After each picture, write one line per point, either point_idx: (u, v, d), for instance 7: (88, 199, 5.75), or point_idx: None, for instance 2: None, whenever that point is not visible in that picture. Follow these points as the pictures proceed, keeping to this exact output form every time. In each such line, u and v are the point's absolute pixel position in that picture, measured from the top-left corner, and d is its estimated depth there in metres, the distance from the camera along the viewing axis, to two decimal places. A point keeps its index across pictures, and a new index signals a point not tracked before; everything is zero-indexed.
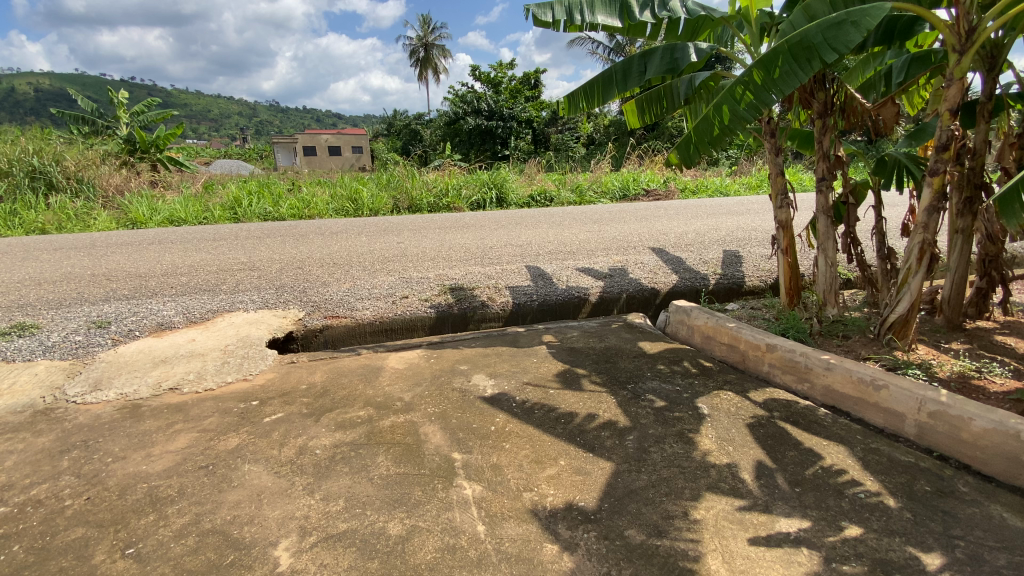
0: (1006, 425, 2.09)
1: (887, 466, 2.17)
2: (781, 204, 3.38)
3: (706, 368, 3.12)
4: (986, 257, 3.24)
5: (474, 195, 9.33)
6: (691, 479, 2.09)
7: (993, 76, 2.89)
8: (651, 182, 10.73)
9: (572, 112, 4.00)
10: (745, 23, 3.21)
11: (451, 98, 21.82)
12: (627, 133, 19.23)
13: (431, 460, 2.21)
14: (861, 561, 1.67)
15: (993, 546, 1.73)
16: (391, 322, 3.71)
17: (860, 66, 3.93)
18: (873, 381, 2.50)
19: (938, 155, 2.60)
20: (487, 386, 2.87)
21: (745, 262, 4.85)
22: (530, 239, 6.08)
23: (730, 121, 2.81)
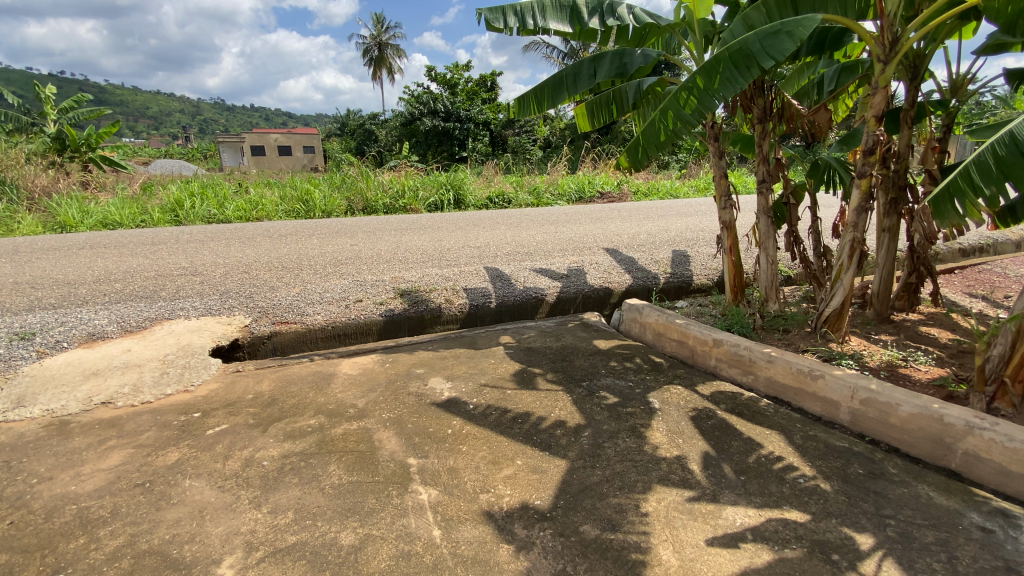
0: (930, 409, 2.25)
1: (824, 452, 2.29)
2: (725, 205, 3.52)
3: (657, 364, 3.22)
4: (912, 252, 3.49)
5: (431, 196, 9.23)
6: (644, 473, 2.14)
7: (915, 84, 3.12)
8: (606, 184, 10.95)
9: (523, 115, 4.01)
10: (690, 30, 3.33)
11: (407, 98, 21.54)
12: (583, 136, 19.55)
13: (385, 467, 2.16)
14: (801, 543, 1.76)
15: (921, 523, 1.86)
16: (344, 327, 3.62)
17: (795, 74, 4.15)
18: (811, 371, 2.65)
19: (866, 159, 2.77)
20: (444, 389, 2.84)
21: (694, 261, 5.03)
22: (487, 240, 6.08)
23: (676, 125, 2.89)
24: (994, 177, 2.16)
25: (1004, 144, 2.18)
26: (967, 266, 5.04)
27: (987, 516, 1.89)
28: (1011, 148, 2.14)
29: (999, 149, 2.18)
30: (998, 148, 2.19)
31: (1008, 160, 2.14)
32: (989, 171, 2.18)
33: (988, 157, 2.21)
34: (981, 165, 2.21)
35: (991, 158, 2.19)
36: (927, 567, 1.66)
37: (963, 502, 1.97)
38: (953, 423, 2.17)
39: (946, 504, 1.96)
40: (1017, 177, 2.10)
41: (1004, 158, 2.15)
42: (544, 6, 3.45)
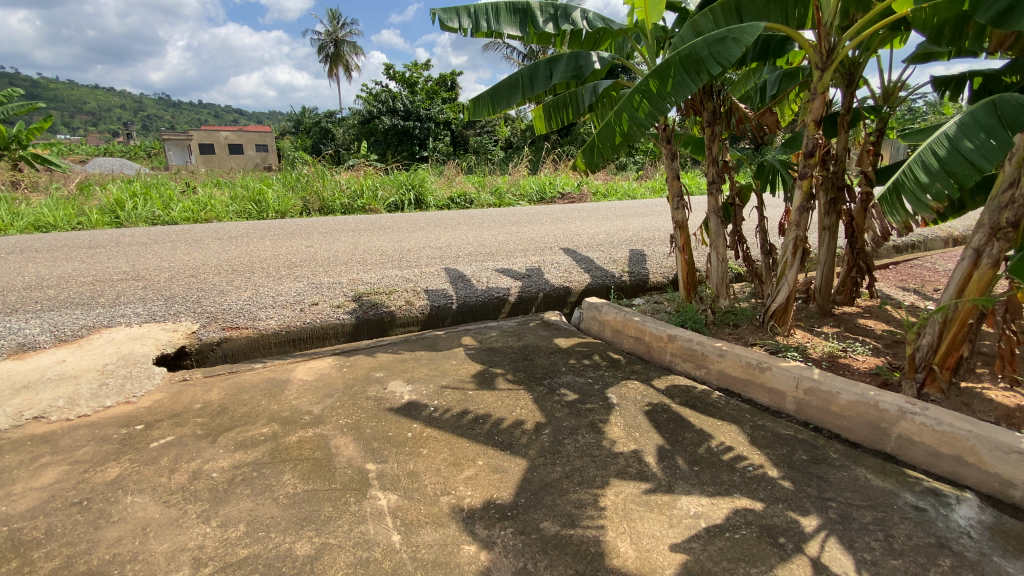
0: (866, 396, 2.39)
1: (771, 440, 2.40)
2: (677, 205, 3.64)
3: (615, 360, 3.28)
4: (851, 249, 3.70)
5: (391, 196, 9.08)
6: (602, 467, 2.18)
7: (851, 91, 3.32)
8: (566, 185, 11.09)
9: (478, 116, 4.01)
10: (642, 34, 3.42)
11: (365, 97, 21.11)
12: (543, 137, 19.72)
13: (343, 474, 2.11)
14: (750, 529, 1.83)
15: (860, 504, 1.97)
16: (299, 331, 3.50)
17: (742, 80, 4.32)
18: (759, 363, 2.77)
19: (806, 161, 2.92)
20: (403, 392, 2.80)
21: (650, 260, 5.16)
22: (448, 241, 6.03)
23: (631, 127, 2.96)
24: (935, 176, 2.26)
25: (942, 145, 2.29)
26: (900, 262, 5.39)
27: (919, 495, 2.02)
28: (947, 148, 2.25)
29: (938, 150, 2.29)
30: (937, 149, 2.30)
31: (946, 160, 2.24)
32: (930, 171, 2.29)
33: (929, 158, 2.32)
34: (923, 166, 2.33)
35: (931, 159, 2.31)
36: (866, 545, 1.77)
37: (898, 483, 2.10)
38: (887, 409, 2.31)
39: (882, 485, 2.08)
40: (957, 175, 2.20)
41: (942, 157, 2.26)
42: (498, 9, 3.45)
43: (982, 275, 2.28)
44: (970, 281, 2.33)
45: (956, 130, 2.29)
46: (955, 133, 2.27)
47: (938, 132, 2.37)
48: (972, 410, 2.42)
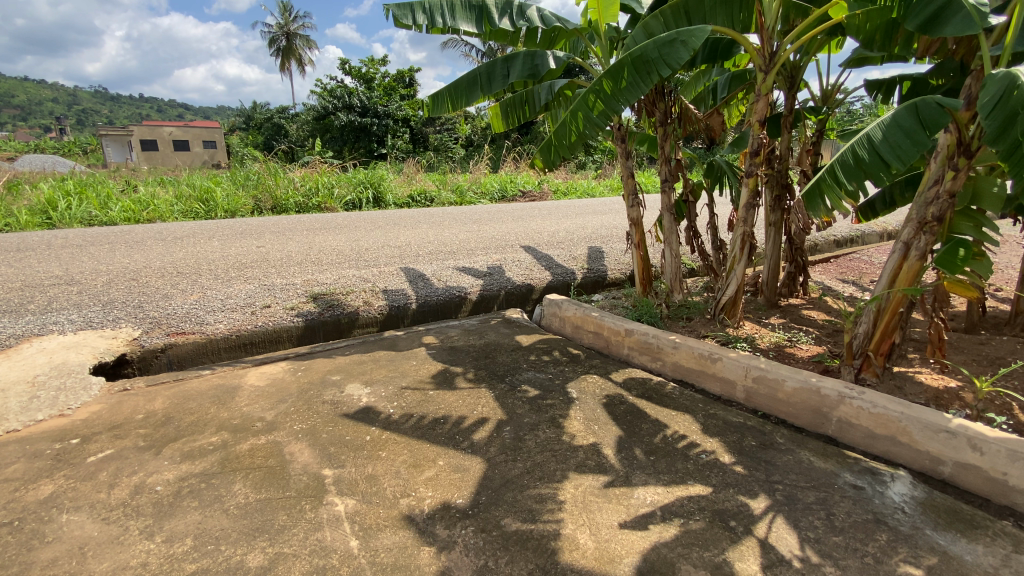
0: (809, 383, 2.53)
1: (723, 427, 2.50)
2: (632, 203, 3.72)
3: (575, 356, 3.33)
4: (794, 244, 3.90)
5: (348, 194, 8.88)
6: (562, 461, 2.21)
7: (793, 93, 3.48)
8: (527, 183, 11.15)
9: (436, 113, 3.97)
10: (596, 35, 3.47)
11: (319, 92, 20.50)
12: (504, 135, 19.73)
13: (298, 481, 2.05)
14: (703, 515, 1.90)
15: (804, 486, 2.07)
16: (250, 335, 3.36)
17: (692, 81, 4.46)
18: (710, 354, 2.88)
19: (752, 160, 3.04)
20: (361, 395, 2.75)
21: (608, 257, 5.26)
22: (408, 239, 5.95)
23: (586, 127, 3.01)
24: (854, 175, 2.39)
25: (864, 146, 2.39)
26: (840, 255, 5.70)
27: (857, 474, 2.15)
28: (869, 150, 2.36)
29: (860, 150, 2.39)
30: (858, 149, 2.40)
31: (866, 161, 2.36)
32: (850, 170, 2.40)
33: (849, 156, 2.42)
34: (845, 166, 2.42)
35: (853, 159, 2.41)
36: (810, 524, 1.86)
37: (839, 464, 2.23)
38: (828, 394, 2.45)
39: (824, 467, 2.20)
40: (876, 177, 2.34)
41: (863, 159, 2.36)
42: (453, 5, 3.42)
43: (910, 266, 2.43)
44: (901, 272, 2.48)
45: (878, 131, 2.39)
46: (877, 134, 2.37)
47: (860, 130, 2.46)
48: (904, 393, 2.59)
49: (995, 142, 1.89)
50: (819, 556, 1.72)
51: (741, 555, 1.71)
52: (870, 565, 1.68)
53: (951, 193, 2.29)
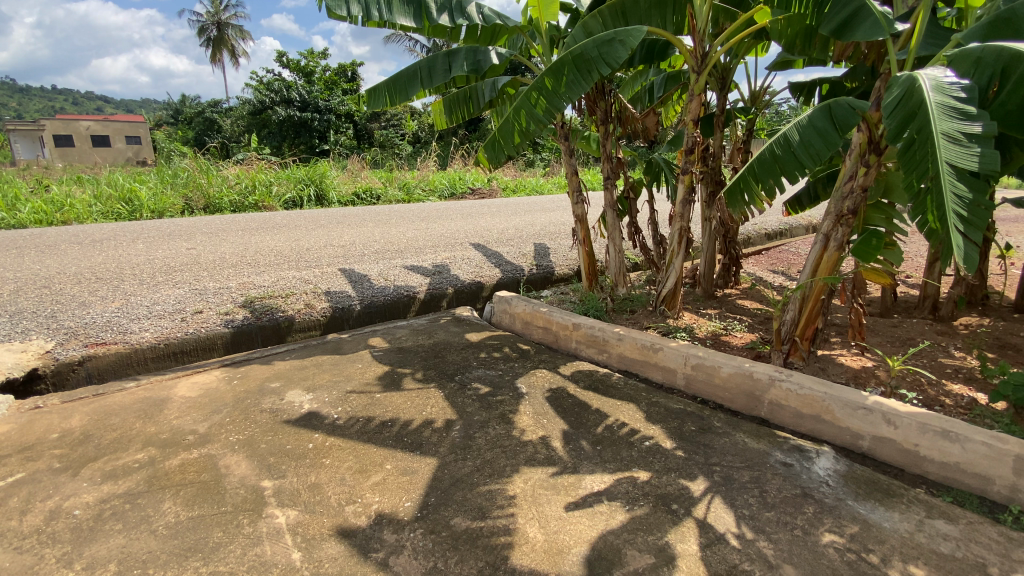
0: (743, 368, 2.67)
1: (665, 414, 2.59)
2: (577, 200, 3.79)
3: (524, 351, 3.36)
4: (727, 238, 4.11)
5: (288, 192, 8.52)
6: (512, 456, 2.23)
7: (724, 93, 3.66)
8: (476, 181, 11.12)
9: (375, 107, 3.87)
10: (537, 33, 3.50)
11: (255, 85, 19.53)
12: (451, 132, 19.55)
13: (235, 494, 1.95)
14: (647, 500, 1.97)
15: (739, 466, 2.18)
16: (180, 343, 3.15)
17: (630, 81, 4.59)
18: (653, 344, 2.98)
19: (687, 158, 3.18)
20: (303, 402, 2.65)
21: (556, 253, 5.33)
22: (353, 239, 5.78)
23: (529, 124, 3.02)
24: (772, 172, 2.52)
25: (781, 145, 2.52)
26: (771, 248, 6.05)
27: (787, 452, 2.29)
28: (786, 149, 2.49)
29: (778, 149, 2.51)
30: (776, 148, 2.53)
31: (783, 159, 2.49)
32: (768, 167, 2.54)
33: (766, 154, 2.55)
34: (764, 163, 2.55)
35: (771, 157, 2.53)
36: (745, 501, 1.97)
37: (770, 443, 2.36)
38: (760, 378, 2.59)
39: (757, 447, 2.33)
40: (791, 175, 2.48)
41: (781, 157, 2.50)
42: None
43: (830, 257, 2.62)
44: (821, 262, 2.66)
45: (794, 132, 2.52)
46: (794, 135, 2.51)
47: (778, 130, 2.59)
48: (827, 373, 2.79)
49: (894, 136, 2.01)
50: (753, 531, 1.82)
51: (682, 537, 1.78)
52: (799, 537, 1.79)
53: (863, 188, 2.47)
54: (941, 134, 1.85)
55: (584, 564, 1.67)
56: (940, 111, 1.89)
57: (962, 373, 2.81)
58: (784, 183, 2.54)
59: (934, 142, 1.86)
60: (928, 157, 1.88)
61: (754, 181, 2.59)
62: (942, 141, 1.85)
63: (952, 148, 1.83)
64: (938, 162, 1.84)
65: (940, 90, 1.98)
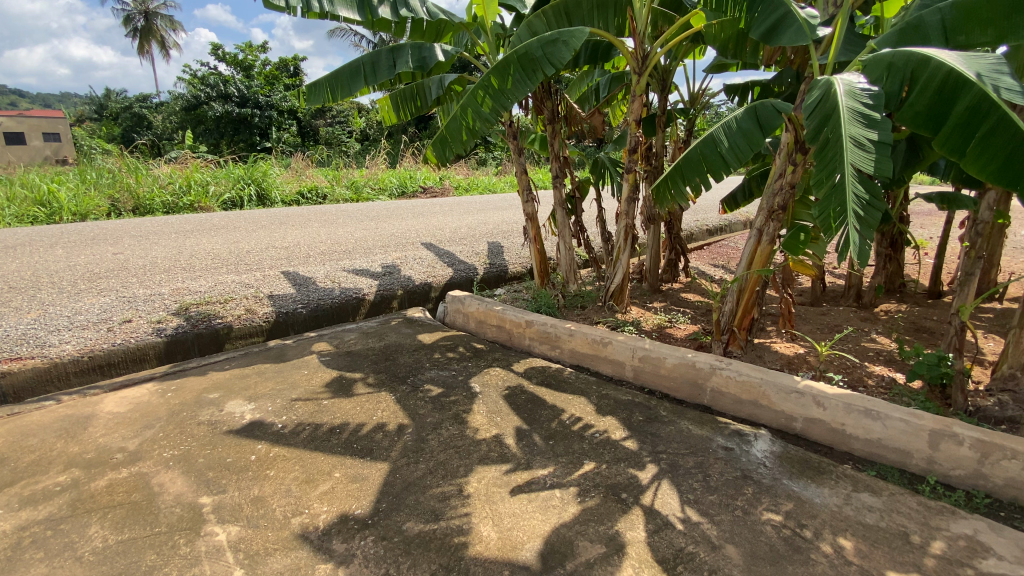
0: (686, 358, 2.78)
1: (614, 406, 2.66)
2: (527, 198, 3.82)
3: (477, 351, 3.36)
4: (671, 234, 4.25)
5: (226, 192, 8.11)
6: (465, 456, 2.22)
7: (665, 93, 3.78)
8: (428, 180, 11.00)
9: (317, 103, 3.75)
10: (482, 31, 3.49)
11: (188, 79, 18.46)
12: (401, 130, 19.23)
13: (170, 514, 1.85)
14: (598, 491, 2.01)
15: (684, 453, 2.27)
16: (107, 355, 2.93)
17: (577, 81, 4.66)
18: (602, 339, 3.05)
19: (631, 156, 3.27)
20: (245, 412, 2.53)
21: (508, 252, 5.35)
22: (298, 240, 5.58)
23: (476, 123, 3.01)
24: (699, 171, 2.63)
25: (708, 144, 2.62)
26: (713, 243, 6.33)
27: (727, 437, 2.40)
28: (713, 149, 2.60)
29: (705, 149, 2.62)
30: (704, 148, 2.63)
31: (709, 158, 2.60)
32: (695, 165, 2.65)
33: (695, 153, 2.65)
34: (693, 162, 2.65)
35: (699, 157, 2.64)
36: (690, 486, 2.05)
37: (712, 429, 2.47)
38: (702, 367, 2.71)
39: (700, 433, 2.43)
40: (716, 173, 2.60)
41: (708, 156, 2.60)
42: None
43: (763, 250, 2.76)
44: (755, 255, 2.80)
45: (721, 131, 2.63)
46: (720, 135, 2.61)
47: (707, 129, 2.69)
48: (763, 360, 2.95)
49: (811, 137, 2.16)
50: (698, 515, 1.89)
51: (631, 525, 1.83)
52: (739, 517, 1.89)
53: (791, 185, 2.60)
54: (849, 138, 2.00)
55: (538, 559, 1.68)
56: (850, 117, 2.05)
57: (882, 356, 3.05)
58: (710, 181, 2.66)
59: (842, 145, 2.00)
60: (836, 158, 2.02)
61: (682, 179, 2.70)
62: (849, 144, 2.00)
63: (857, 151, 1.98)
64: (844, 164, 1.98)
65: (852, 96, 2.14)
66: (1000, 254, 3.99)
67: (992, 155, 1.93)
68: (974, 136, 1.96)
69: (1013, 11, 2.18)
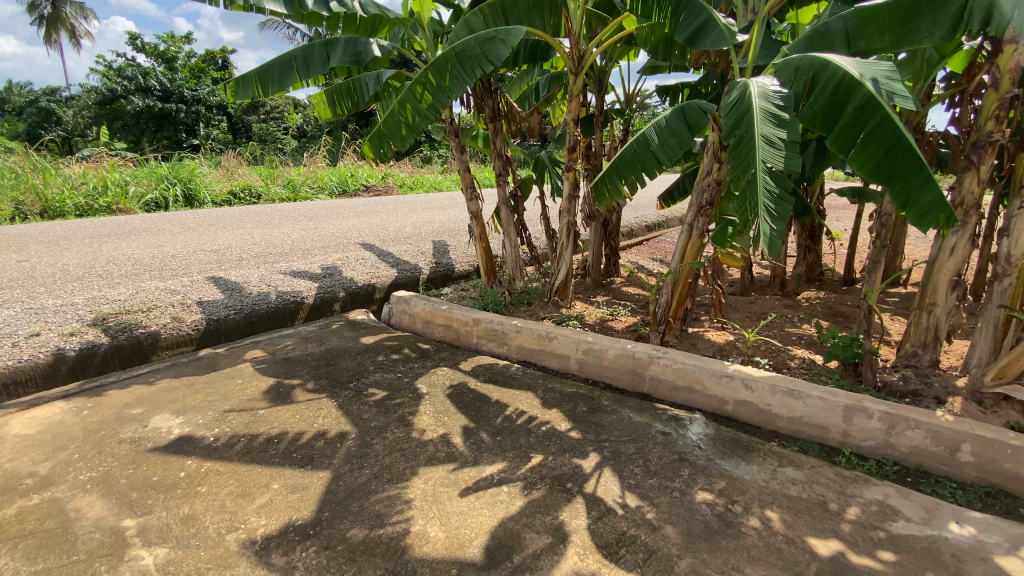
0: (627, 349, 2.88)
1: (559, 399, 2.72)
2: (470, 196, 3.81)
3: (424, 351, 3.32)
4: (611, 230, 4.39)
5: (148, 193, 7.56)
6: (411, 458, 2.20)
7: (601, 93, 3.89)
8: (370, 178, 10.77)
9: (246, 98, 3.59)
10: (419, 26, 3.46)
11: (101, 70, 17.02)
12: (341, 126, 18.66)
13: (88, 540, 1.72)
14: (544, 483, 2.05)
15: (626, 440, 2.35)
16: (12, 373, 2.66)
17: (517, 80, 4.71)
18: (548, 333, 3.11)
19: (570, 155, 3.34)
20: (172, 427, 2.38)
21: (453, 251, 5.32)
22: (229, 242, 5.30)
23: (416, 118, 2.97)
24: (634, 169, 2.73)
25: (642, 144, 2.72)
26: (652, 238, 6.59)
27: (665, 422, 2.51)
28: (646, 149, 2.70)
29: (639, 148, 2.71)
30: (638, 147, 2.72)
31: (643, 157, 2.70)
32: (630, 164, 2.74)
33: (629, 153, 2.74)
34: (628, 161, 2.74)
35: (634, 156, 2.73)
36: (631, 471, 2.13)
37: (651, 416, 2.57)
38: (642, 357, 2.82)
39: (640, 420, 2.53)
40: (650, 172, 2.70)
41: (641, 155, 2.70)
42: None
43: (694, 244, 2.90)
44: (687, 249, 2.94)
45: (653, 131, 2.73)
46: (652, 134, 2.71)
47: (639, 129, 2.78)
48: (698, 348, 3.10)
49: (728, 134, 2.29)
50: (638, 499, 1.97)
51: (576, 514, 1.89)
52: (677, 498, 1.98)
53: (718, 182, 2.75)
54: (760, 137, 2.14)
55: (485, 554, 1.70)
56: (762, 117, 2.19)
57: (803, 340, 3.29)
58: (645, 178, 2.76)
59: (754, 143, 2.14)
60: (749, 156, 2.16)
61: (618, 177, 2.78)
62: (760, 142, 2.13)
63: (768, 149, 2.12)
64: (756, 161, 2.12)
65: (764, 97, 2.29)
66: (902, 243, 4.39)
67: (870, 156, 2.13)
68: (858, 137, 2.16)
69: (908, 17, 2.34)
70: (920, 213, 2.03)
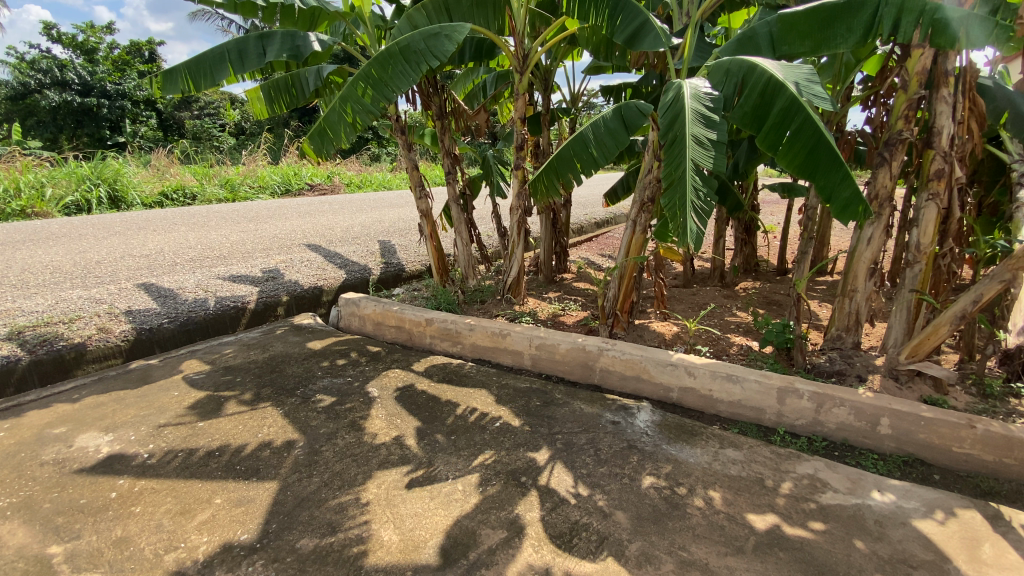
0: (577, 342, 2.95)
1: (513, 395, 2.75)
2: (420, 194, 3.76)
3: (375, 353, 3.27)
4: (560, 227, 4.46)
5: (68, 195, 7.01)
6: (363, 463, 2.17)
7: (547, 91, 3.94)
8: (315, 177, 10.44)
9: (174, 92, 3.39)
10: (360, 21, 3.37)
11: (9, 61, 15.57)
12: (283, 124, 17.95)
13: (6, 572, 1.59)
14: (499, 478, 2.08)
15: (578, 431, 2.41)
16: None
17: (464, 78, 4.70)
18: (500, 331, 3.13)
19: (518, 154, 3.37)
20: (101, 445, 2.24)
21: (403, 250, 5.25)
22: (161, 247, 4.99)
23: (358, 114, 2.91)
24: (571, 166, 2.80)
25: (579, 143, 2.78)
26: (600, 235, 6.74)
27: (614, 412, 2.59)
28: (583, 148, 2.77)
29: (576, 147, 2.78)
30: (575, 146, 2.78)
31: (579, 155, 2.77)
32: (568, 163, 2.80)
33: (566, 152, 2.80)
34: (565, 160, 2.80)
35: (571, 154, 2.79)
36: (583, 462, 2.19)
37: (601, 406, 2.65)
38: (592, 350, 2.89)
39: (591, 411, 2.60)
40: (586, 170, 2.78)
41: (578, 154, 2.77)
42: None
43: (637, 239, 3.00)
44: (632, 244, 3.04)
45: (589, 130, 2.79)
46: (588, 133, 2.78)
47: (577, 127, 2.84)
48: (644, 339, 3.22)
49: (662, 132, 2.39)
50: (589, 488, 2.03)
51: (530, 506, 1.92)
52: (626, 484, 2.06)
53: (658, 179, 2.86)
54: (690, 136, 2.25)
55: (439, 554, 1.70)
56: (692, 118, 2.30)
57: (741, 327, 3.48)
58: (581, 177, 2.84)
59: (685, 142, 2.25)
60: (679, 154, 2.27)
61: (556, 175, 2.84)
62: (690, 142, 2.24)
63: (697, 149, 2.23)
64: (686, 159, 2.22)
65: (696, 98, 2.40)
66: (828, 235, 4.71)
67: (795, 153, 2.28)
68: (783, 136, 2.30)
69: (824, 25, 2.51)
70: (841, 205, 2.19)
